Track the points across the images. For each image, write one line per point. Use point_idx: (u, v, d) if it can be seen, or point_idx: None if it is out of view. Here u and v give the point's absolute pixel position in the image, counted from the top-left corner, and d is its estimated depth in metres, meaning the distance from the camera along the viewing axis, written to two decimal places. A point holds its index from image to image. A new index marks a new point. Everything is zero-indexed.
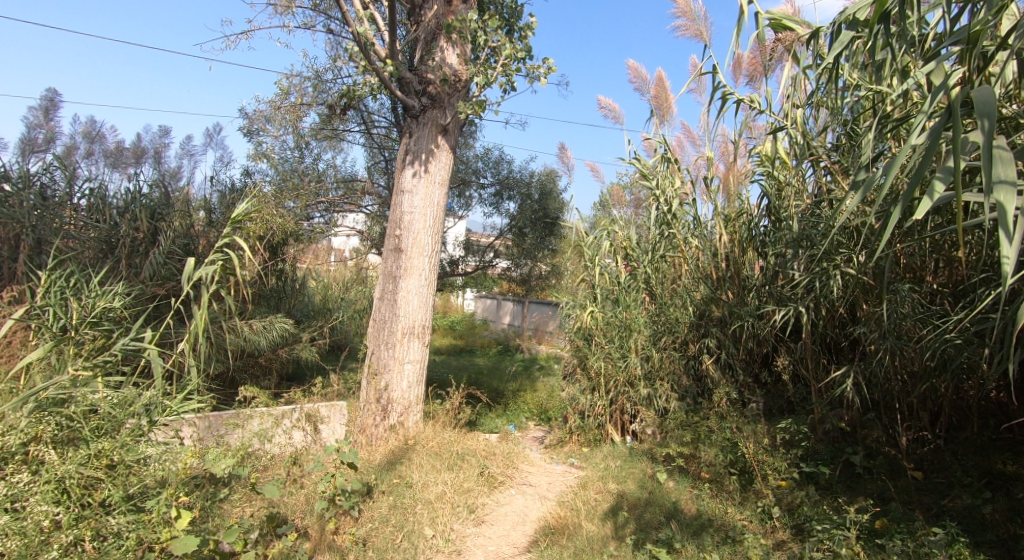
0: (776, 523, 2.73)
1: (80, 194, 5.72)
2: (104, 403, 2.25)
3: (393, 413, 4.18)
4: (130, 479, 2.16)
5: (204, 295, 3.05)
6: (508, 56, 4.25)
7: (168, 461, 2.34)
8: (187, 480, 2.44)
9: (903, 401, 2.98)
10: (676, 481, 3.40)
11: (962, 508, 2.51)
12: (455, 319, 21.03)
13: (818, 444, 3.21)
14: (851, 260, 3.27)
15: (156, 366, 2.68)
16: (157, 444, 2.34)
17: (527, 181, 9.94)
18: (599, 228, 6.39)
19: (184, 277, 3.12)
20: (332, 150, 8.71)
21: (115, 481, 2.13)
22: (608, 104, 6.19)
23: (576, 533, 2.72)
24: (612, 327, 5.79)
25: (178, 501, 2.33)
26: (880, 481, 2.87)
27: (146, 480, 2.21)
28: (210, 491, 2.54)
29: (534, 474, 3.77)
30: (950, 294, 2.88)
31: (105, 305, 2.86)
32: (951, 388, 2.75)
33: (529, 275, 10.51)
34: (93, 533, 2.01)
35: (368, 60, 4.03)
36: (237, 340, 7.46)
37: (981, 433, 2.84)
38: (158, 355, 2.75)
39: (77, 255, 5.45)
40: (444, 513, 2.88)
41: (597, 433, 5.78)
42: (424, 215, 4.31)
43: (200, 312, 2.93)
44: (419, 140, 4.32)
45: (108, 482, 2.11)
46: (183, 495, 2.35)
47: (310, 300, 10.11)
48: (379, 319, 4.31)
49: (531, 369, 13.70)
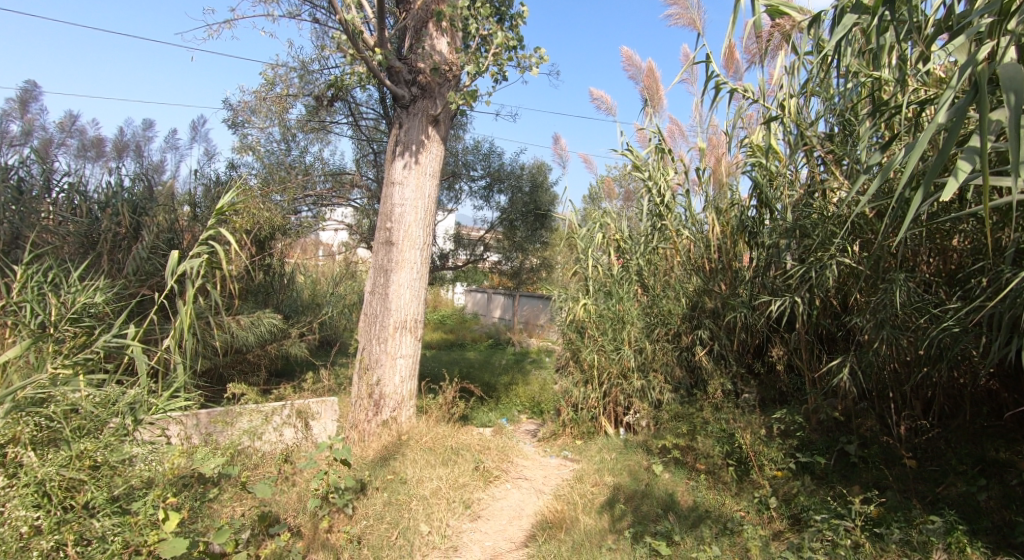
0: (773, 513, 2.72)
1: (57, 189, 5.59)
2: (85, 402, 2.20)
3: (386, 409, 4.12)
4: (115, 480, 2.10)
5: (190, 290, 2.97)
6: (499, 45, 4.19)
7: (153, 462, 2.27)
8: (174, 480, 2.37)
9: (897, 390, 2.97)
10: (672, 473, 3.38)
11: (957, 495, 2.51)
12: (445, 314, 20.97)
13: (813, 434, 3.20)
14: (846, 250, 3.26)
15: (142, 363, 2.61)
16: (142, 444, 2.28)
17: (518, 174, 9.88)
18: (591, 220, 6.35)
19: (168, 271, 3.04)
20: (319, 143, 8.59)
21: (99, 483, 2.07)
22: (600, 95, 6.14)
23: (574, 527, 2.69)
24: (605, 319, 5.76)
25: (165, 502, 2.25)
26: (876, 470, 2.87)
27: (132, 480, 2.15)
28: (199, 491, 2.48)
29: (530, 468, 3.74)
30: (944, 282, 2.86)
31: (87, 301, 2.80)
32: (946, 376, 2.74)
33: (520, 269, 10.47)
34: (77, 537, 1.95)
35: (357, 49, 3.95)
36: (225, 336, 7.35)
37: (974, 421, 2.84)
38: (142, 352, 2.68)
39: (57, 250, 5.32)
40: (440, 509, 2.83)
41: (591, 426, 5.76)
42: (415, 207, 4.24)
43: (187, 307, 2.86)
44: (409, 130, 4.24)
45: (91, 484, 2.04)
46: (171, 496, 2.27)
47: (299, 295, 10.00)
48: (371, 313, 4.25)
49: (523, 362, 13.70)
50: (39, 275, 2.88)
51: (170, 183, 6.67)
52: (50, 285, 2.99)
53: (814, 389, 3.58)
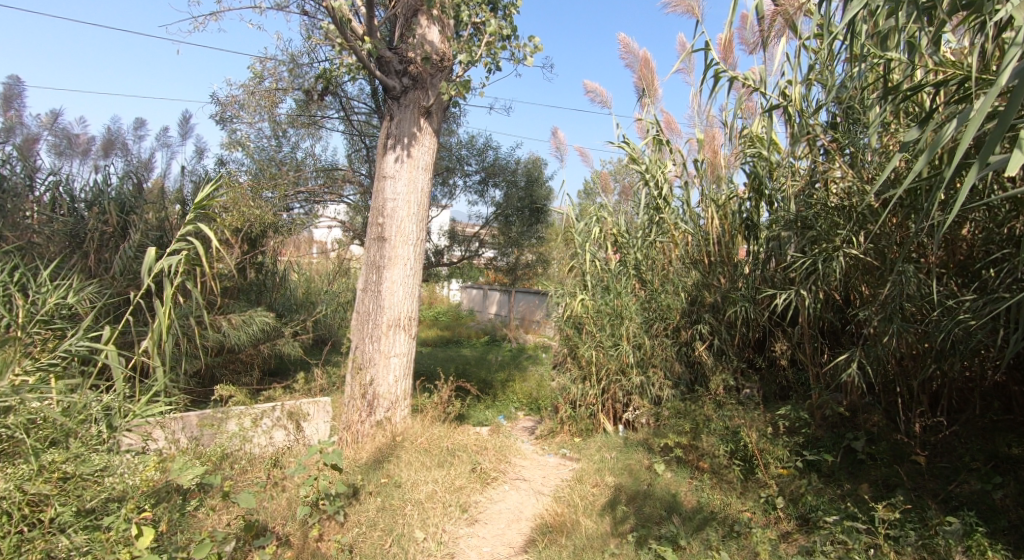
0: (780, 513, 2.63)
1: (42, 187, 5.48)
2: (51, 411, 2.12)
3: (380, 409, 4.02)
4: (85, 493, 2.01)
5: (168, 288, 2.83)
6: (492, 33, 4.07)
7: (126, 473, 2.16)
8: (152, 491, 2.26)
9: (905, 385, 2.87)
10: (674, 472, 3.29)
11: (971, 494, 2.42)
12: (441, 311, 20.85)
13: (818, 430, 3.11)
14: (851, 242, 3.17)
15: (117, 368, 2.54)
16: (115, 455, 2.20)
17: (513, 169, 9.75)
18: (587, 214, 6.25)
19: (145, 268, 2.89)
20: (310, 139, 8.44)
21: (67, 497, 1.97)
22: (595, 87, 6.02)
23: (574, 531, 2.59)
24: (603, 314, 5.65)
25: (140, 516, 2.14)
26: (885, 467, 2.78)
27: (104, 493, 2.05)
28: (180, 502, 2.36)
29: (528, 468, 3.65)
30: (955, 273, 2.76)
31: (56, 302, 2.77)
32: (958, 370, 2.64)
33: (516, 265, 10.36)
34: (40, 556, 1.83)
35: (345, 38, 3.83)
36: (216, 336, 7.21)
37: (983, 415, 2.75)
38: (116, 356, 2.64)
39: (40, 250, 5.17)
40: (435, 514, 2.73)
41: (589, 423, 5.67)
42: (408, 202, 4.12)
43: (164, 307, 2.73)
44: (400, 123, 4.13)
45: (57, 498, 1.94)
46: (147, 509, 2.17)
47: (292, 293, 9.86)
48: (363, 311, 4.13)
49: (519, 359, 13.61)
50: (9, 274, 2.75)
51: (159, 181, 6.52)
52: (20, 284, 2.85)
53: (819, 384, 3.48)
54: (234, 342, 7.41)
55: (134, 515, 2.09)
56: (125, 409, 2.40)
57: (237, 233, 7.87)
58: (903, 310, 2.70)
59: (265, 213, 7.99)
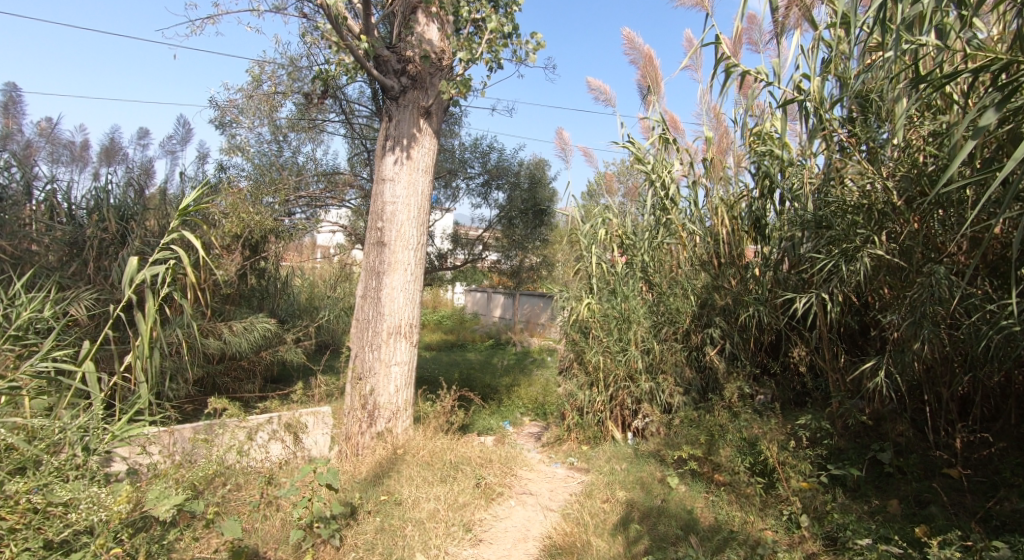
0: (805, 533, 2.48)
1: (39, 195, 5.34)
2: (19, 441, 2.17)
3: (381, 420, 3.88)
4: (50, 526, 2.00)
5: (150, 299, 2.74)
6: (492, 30, 3.94)
7: (97, 505, 2.09)
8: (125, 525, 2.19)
9: (936, 393, 2.71)
10: (689, 486, 3.13)
11: (1012, 512, 2.26)
12: (444, 314, 20.73)
13: (842, 441, 2.95)
14: (873, 242, 3.02)
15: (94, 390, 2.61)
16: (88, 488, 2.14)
17: (515, 170, 9.62)
18: (593, 216, 6.10)
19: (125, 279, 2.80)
20: (311, 143, 8.33)
21: (33, 529, 1.98)
22: (599, 85, 5.88)
23: (586, 552, 2.44)
24: (610, 318, 5.48)
25: (111, 553, 2.07)
26: (916, 482, 2.62)
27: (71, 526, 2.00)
28: (157, 533, 2.30)
29: (534, 481, 3.50)
30: (988, 273, 2.60)
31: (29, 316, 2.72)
32: (995, 378, 2.47)
33: (520, 267, 10.24)
34: None
35: (341, 37, 3.70)
36: (216, 343, 7.10)
37: (1020, 425, 2.59)
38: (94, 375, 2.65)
39: (35, 259, 5.06)
40: (437, 534, 2.59)
41: (597, 430, 5.50)
42: (407, 205, 3.99)
43: (145, 322, 2.67)
44: (399, 124, 4.00)
45: (23, 530, 1.96)
46: (116, 547, 2.09)
47: (293, 299, 9.75)
48: (362, 319, 4.00)
49: (524, 363, 13.47)
50: None
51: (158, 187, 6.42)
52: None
53: (843, 391, 3.31)
54: (234, 350, 7.29)
55: (103, 551, 2.05)
56: (100, 430, 2.50)
57: (237, 240, 7.77)
58: (934, 314, 2.54)
59: (265, 218, 7.87)
